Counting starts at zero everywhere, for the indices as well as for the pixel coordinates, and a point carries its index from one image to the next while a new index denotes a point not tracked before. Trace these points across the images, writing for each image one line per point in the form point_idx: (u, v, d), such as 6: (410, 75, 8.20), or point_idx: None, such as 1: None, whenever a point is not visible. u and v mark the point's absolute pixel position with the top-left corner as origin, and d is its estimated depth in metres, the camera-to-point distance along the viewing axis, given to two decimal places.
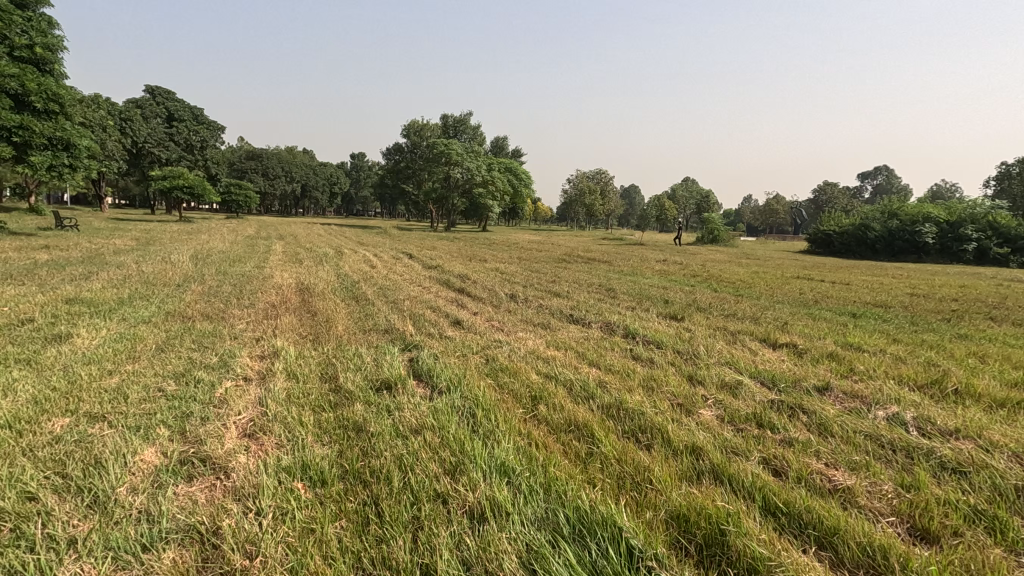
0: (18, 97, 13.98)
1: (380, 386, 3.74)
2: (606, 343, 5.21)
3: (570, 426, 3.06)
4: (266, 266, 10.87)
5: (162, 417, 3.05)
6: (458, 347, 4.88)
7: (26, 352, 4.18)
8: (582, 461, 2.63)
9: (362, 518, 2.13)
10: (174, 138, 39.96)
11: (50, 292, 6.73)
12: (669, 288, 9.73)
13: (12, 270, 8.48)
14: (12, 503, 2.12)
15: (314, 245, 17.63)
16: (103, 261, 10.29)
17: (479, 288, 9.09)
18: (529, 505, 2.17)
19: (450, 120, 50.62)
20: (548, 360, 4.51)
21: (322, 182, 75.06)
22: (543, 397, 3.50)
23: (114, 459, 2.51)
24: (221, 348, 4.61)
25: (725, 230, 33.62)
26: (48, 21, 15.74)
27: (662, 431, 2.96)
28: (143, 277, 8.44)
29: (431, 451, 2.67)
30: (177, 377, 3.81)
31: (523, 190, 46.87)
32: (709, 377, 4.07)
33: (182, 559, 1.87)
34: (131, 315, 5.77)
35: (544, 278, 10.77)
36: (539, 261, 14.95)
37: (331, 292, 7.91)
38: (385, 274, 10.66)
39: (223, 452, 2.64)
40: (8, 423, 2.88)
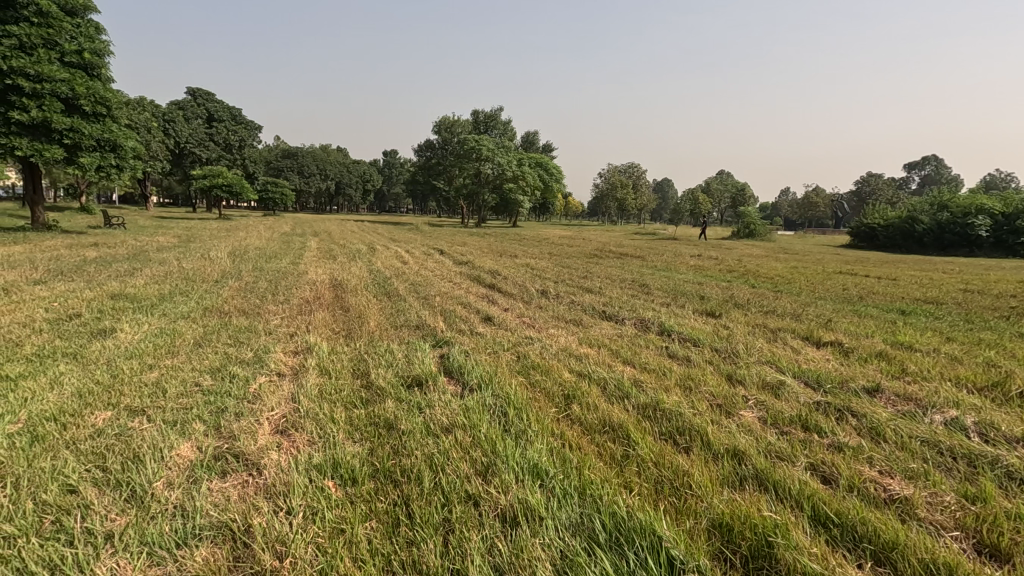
0: (68, 101, 14.59)
1: (411, 382, 3.72)
2: (640, 340, 5.09)
3: (605, 426, 2.96)
4: (301, 262, 11.09)
5: (198, 412, 3.08)
6: (489, 343, 4.84)
7: (72, 346, 4.32)
8: (617, 462, 2.54)
9: (393, 519, 2.09)
10: (214, 138, 41.30)
11: (98, 288, 7.00)
12: (704, 284, 9.49)
13: (63, 267, 8.87)
14: (53, 496, 2.15)
15: (348, 242, 17.91)
16: (146, 258, 10.65)
17: (510, 283, 9.04)
18: (563, 510, 2.09)
19: (481, 116, 50.71)
20: (581, 358, 4.41)
21: (355, 179, 76.32)
22: (576, 396, 3.41)
23: (151, 453, 2.54)
24: (256, 343, 4.67)
25: (762, 223, 32.74)
26: (97, 26, 16.33)
27: (701, 433, 2.84)
28: (184, 273, 8.71)
29: (462, 451, 2.62)
30: (213, 372, 3.87)
31: (554, 185, 46.62)
32: (749, 376, 3.91)
33: (215, 557, 1.85)
34: (172, 310, 5.93)
35: (576, 274, 10.65)
36: (570, 256, 14.83)
37: (364, 288, 7.99)
38: (417, 270, 10.73)
39: (256, 449, 2.65)
40: (54, 416, 2.96)
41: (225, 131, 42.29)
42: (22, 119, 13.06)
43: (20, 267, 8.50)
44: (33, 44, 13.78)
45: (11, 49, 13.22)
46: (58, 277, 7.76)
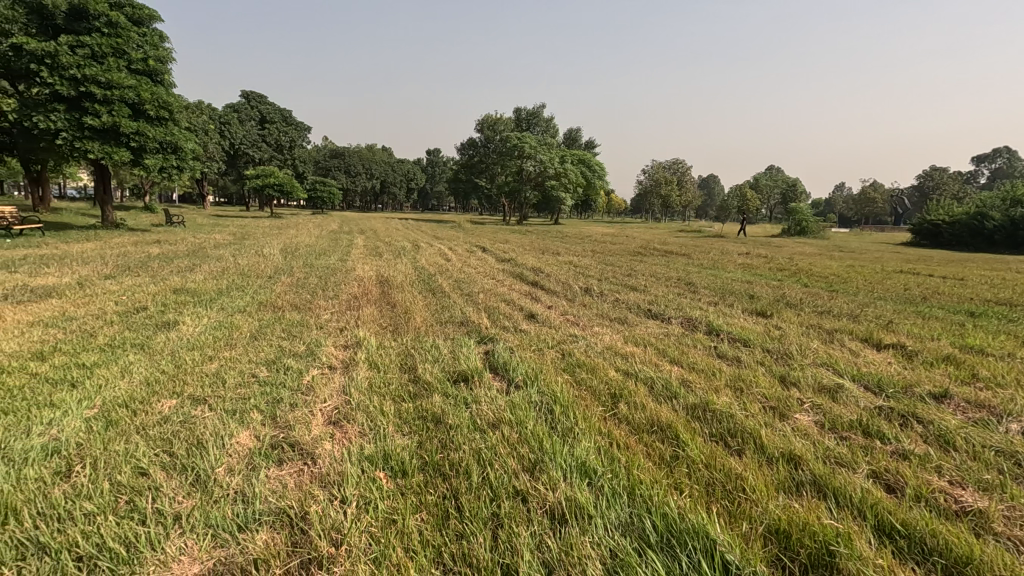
0: (135, 106, 15.40)
1: (457, 377, 3.76)
2: (688, 339, 4.98)
3: (653, 426, 2.92)
4: (348, 259, 11.38)
5: (255, 402, 3.21)
6: (533, 341, 4.83)
7: (141, 337, 4.58)
8: (666, 463, 2.49)
9: (442, 512, 2.12)
10: (266, 139, 42.96)
11: (161, 283, 7.38)
12: (754, 283, 9.19)
13: (130, 262, 9.41)
14: (126, 478, 2.29)
15: (393, 240, 18.25)
16: (205, 254, 11.17)
17: (553, 281, 9.00)
18: (612, 509, 2.07)
19: (524, 113, 50.75)
20: (627, 356, 4.35)
21: (399, 178, 77.71)
22: (622, 395, 3.36)
23: (213, 440, 2.67)
24: (309, 336, 4.83)
25: (815, 220, 31.43)
26: (161, 35, 17.23)
27: (754, 436, 2.75)
28: (239, 269, 9.08)
29: (509, 447, 2.63)
30: (268, 364, 4.03)
31: (596, 182, 46.18)
32: (804, 378, 3.76)
33: (274, 542, 1.92)
34: (229, 304, 6.20)
35: (620, 272, 10.51)
36: (613, 254, 14.64)
37: (409, 285, 8.12)
38: (460, 267, 10.85)
39: (310, 439, 2.74)
40: (125, 403, 3.15)
41: (276, 133, 43.85)
42: (94, 124, 13.90)
43: (93, 263, 9.09)
44: (103, 53, 14.60)
45: (83, 58, 14.05)
46: (127, 272, 8.25)
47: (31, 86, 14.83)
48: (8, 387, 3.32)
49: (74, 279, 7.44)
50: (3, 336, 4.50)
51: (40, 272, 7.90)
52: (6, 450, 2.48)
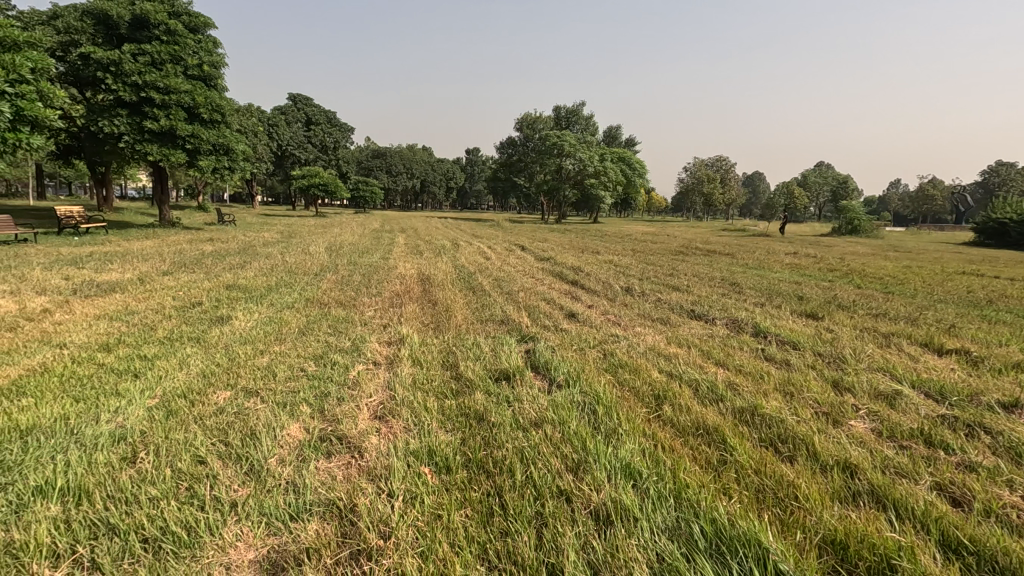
0: (191, 110, 16.06)
1: (499, 376, 3.77)
2: (733, 341, 4.86)
3: (699, 429, 2.85)
4: (390, 257, 11.62)
5: (304, 395, 3.31)
6: (575, 340, 4.80)
7: (197, 331, 4.80)
8: (713, 467, 2.43)
9: (487, 508, 2.13)
10: (312, 140, 44.29)
11: (215, 279, 7.71)
12: (803, 284, 8.89)
13: (186, 259, 9.88)
14: (187, 466, 2.40)
15: (433, 238, 18.44)
16: (255, 251, 11.61)
17: (593, 280, 8.93)
18: (658, 512, 2.03)
19: (563, 111, 50.56)
20: (670, 357, 4.27)
21: (439, 177, 78.63)
22: (667, 397, 3.30)
23: (266, 431, 2.77)
24: (354, 332, 4.95)
25: (868, 219, 30.11)
26: (215, 41, 17.95)
27: (807, 442, 2.65)
28: (287, 266, 9.38)
29: (552, 446, 2.62)
30: (316, 358, 4.15)
31: (636, 180, 45.48)
32: (859, 384, 3.60)
33: (325, 532, 1.98)
34: (278, 300, 6.42)
35: (662, 271, 10.33)
36: (654, 253, 14.40)
37: (450, 283, 8.21)
38: (500, 265, 10.89)
39: (357, 433, 2.81)
40: (184, 393, 3.30)
41: (321, 134, 45.10)
42: (153, 127, 14.62)
43: (152, 259, 9.60)
44: (163, 60, 15.32)
45: (144, 65, 14.80)
46: (183, 268, 8.66)
47: (98, 93, 15.75)
48: (78, 376, 3.53)
49: (135, 275, 7.85)
50: (73, 327, 4.80)
51: (105, 268, 8.38)
52: (78, 435, 2.65)
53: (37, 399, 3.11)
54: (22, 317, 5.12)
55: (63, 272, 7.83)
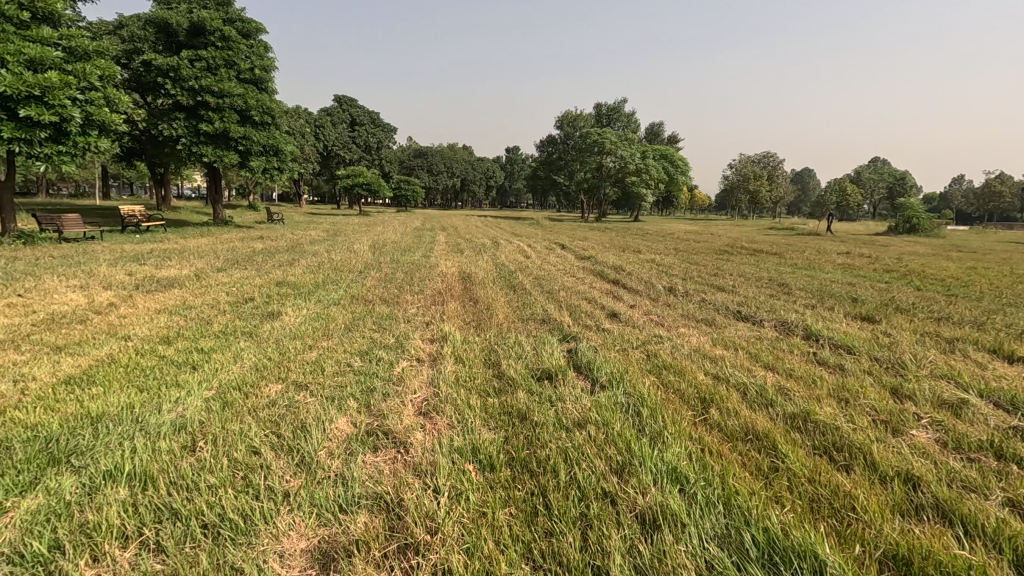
0: (243, 112, 16.65)
1: (541, 375, 3.77)
2: (782, 343, 4.70)
3: (748, 434, 2.77)
4: (431, 255, 11.78)
5: (352, 390, 3.39)
6: (617, 340, 4.75)
7: (250, 326, 4.99)
8: (764, 475, 2.35)
9: (531, 507, 2.13)
10: (356, 141, 45.38)
11: (266, 276, 8.00)
12: (857, 285, 8.52)
13: (238, 256, 10.26)
14: (242, 456, 2.49)
15: (473, 237, 18.55)
16: (302, 249, 12.01)
17: (635, 280, 8.80)
18: (706, 518, 1.98)
19: (604, 109, 50.02)
20: (716, 360, 4.17)
21: (478, 175, 79.08)
22: (714, 400, 3.22)
23: (316, 424, 2.85)
24: (397, 329, 5.05)
25: (928, 217, 28.54)
26: (266, 46, 18.57)
27: (864, 452, 2.54)
28: (332, 264, 9.63)
29: (596, 447, 2.60)
30: (362, 354, 4.25)
31: (679, 177, 44.51)
32: (920, 392, 3.42)
33: (373, 525, 2.02)
34: (325, 296, 6.60)
35: (706, 271, 10.10)
36: (696, 253, 14.07)
37: (490, 281, 8.24)
38: (539, 264, 10.86)
39: (402, 428, 2.86)
40: (239, 385, 3.44)
41: (365, 134, 46.13)
42: (208, 130, 15.28)
43: (207, 256, 10.03)
44: (217, 65, 15.97)
45: (200, 71, 15.49)
46: (236, 265, 9.02)
47: (158, 98, 16.59)
48: (141, 367, 3.73)
49: (192, 271, 8.23)
50: (136, 321, 5.07)
51: (164, 264, 8.82)
52: (143, 423, 2.80)
53: (106, 388, 3.31)
54: (91, 310, 5.43)
55: (127, 267, 8.28)
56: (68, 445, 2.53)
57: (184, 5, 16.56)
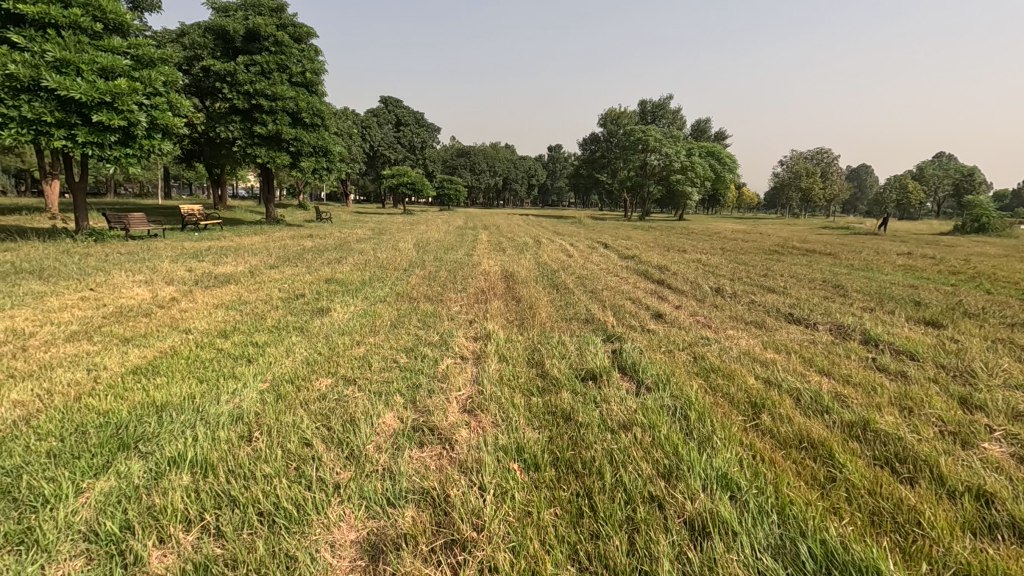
0: (295, 115, 17.21)
1: (585, 375, 3.74)
2: (838, 348, 4.50)
3: (803, 442, 2.66)
4: (474, 254, 11.86)
5: (398, 386, 3.46)
6: (662, 341, 4.66)
7: (301, 321, 5.17)
8: (820, 485, 2.25)
9: (577, 508, 2.12)
10: (401, 141, 46.28)
11: (315, 273, 8.26)
12: (920, 287, 8.06)
13: (289, 254, 10.62)
14: (296, 447, 2.58)
15: (514, 235, 18.55)
16: (349, 247, 12.34)
17: (680, 280, 8.63)
18: (759, 528, 1.92)
19: (649, 106, 49.14)
20: (767, 364, 4.03)
21: (520, 174, 79.15)
22: (766, 405, 3.11)
23: (364, 418, 2.92)
24: (442, 327, 5.11)
25: (999, 216, 26.74)
26: (316, 50, 19.11)
27: (931, 464, 2.40)
28: (378, 262, 9.84)
29: (642, 450, 2.56)
30: (407, 351, 4.32)
31: (726, 175, 43.26)
32: (993, 402, 3.20)
33: (420, 520, 2.05)
34: (371, 293, 6.76)
35: (756, 271, 9.78)
36: (746, 253, 13.63)
37: (533, 280, 8.23)
38: (582, 263, 10.78)
39: (447, 425, 2.90)
40: (292, 378, 3.56)
41: (410, 134, 46.94)
42: (262, 132, 15.90)
43: (261, 254, 10.41)
44: (271, 69, 16.54)
45: (255, 75, 16.12)
46: (287, 262, 9.33)
47: (216, 102, 17.36)
48: (201, 359, 3.91)
49: (246, 267, 8.59)
50: (196, 315, 5.31)
51: (221, 261, 9.21)
52: (203, 412, 2.94)
53: (169, 378, 3.49)
54: (156, 304, 5.75)
55: (187, 264, 8.71)
56: (137, 431, 2.69)
57: (241, 12, 17.26)
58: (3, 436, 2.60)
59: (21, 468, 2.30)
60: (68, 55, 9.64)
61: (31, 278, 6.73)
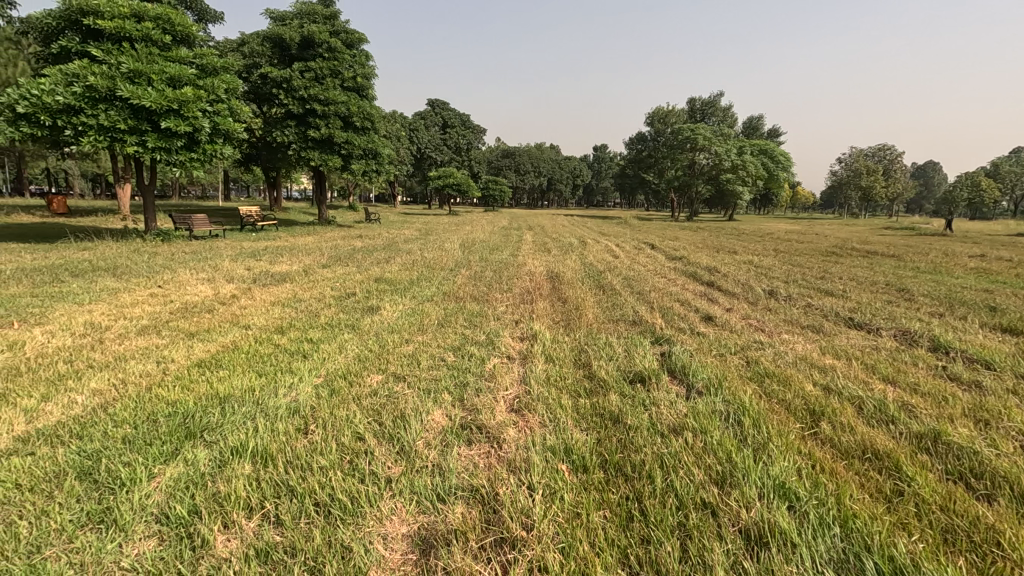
0: (347, 119, 17.72)
1: (633, 377, 3.69)
2: (904, 355, 4.26)
3: (866, 452, 2.54)
4: (520, 254, 11.88)
5: (446, 384, 3.51)
6: (714, 345, 4.54)
7: (352, 319, 5.32)
8: (886, 499, 2.14)
9: (627, 512, 2.09)
10: (447, 143, 46.99)
11: (365, 272, 8.48)
12: (995, 292, 7.52)
13: (341, 254, 10.96)
14: (349, 441, 2.66)
15: (560, 236, 18.47)
16: (397, 247, 12.62)
17: (731, 282, 8.37)
18: (820, 540, 1.84)
19: (698, 103, 48.00)
20: (825, 370, 3.86)
21: (564, 174, 78.72)
22: (825, 414, 2.98)
23: (414, 415, 2.97)
24: (489, 326, 5.14)
25: None
26: (367, 55, 19.62)
27: (1011, 481, 2.23)
28: (426, 262, 10.01)
29: (694, 455, 2.50)
30: (454, 350, 4.38)
31: (779, 174, 41.68)
32: None
33: (470, 517, 2.08)
34: (419, 293, 6.88)
35: (812, 273, 9.38)
36: (802, 254, 13.11)
37: (579, 280, 8.18)
38: (629, 264, 10.63)
39: (495, 423, 2.92)
40: (344, 374, 3.67)
41: (456, 136, 47.56)
42: (315, 135, 16.47)
43: (314, 253, 10.76)
44: (324, 75, 17.11)
45: (310, 81, 16.71)
46: (339, 262, 9.62)
47: (273, 107, 18.10)
48: (260, 354, 4.09)
49: (301, 266, 8.91)
50: (255, 312, 5.55)
51: (277, 261, 9.57)
52: (263, 405, 3.07)
53: (231, 371, 3.66)
54: (218, 301, 6.04)
55: (246, 263, 9.11)
56: (202, 421, 2.83)
57: (297, 20, 17.92)
58: (85, 421, 2.80)
59: (100, 452, 2.47)
60: (140, 66, 10.28)
61: (106, 275, 7.22)
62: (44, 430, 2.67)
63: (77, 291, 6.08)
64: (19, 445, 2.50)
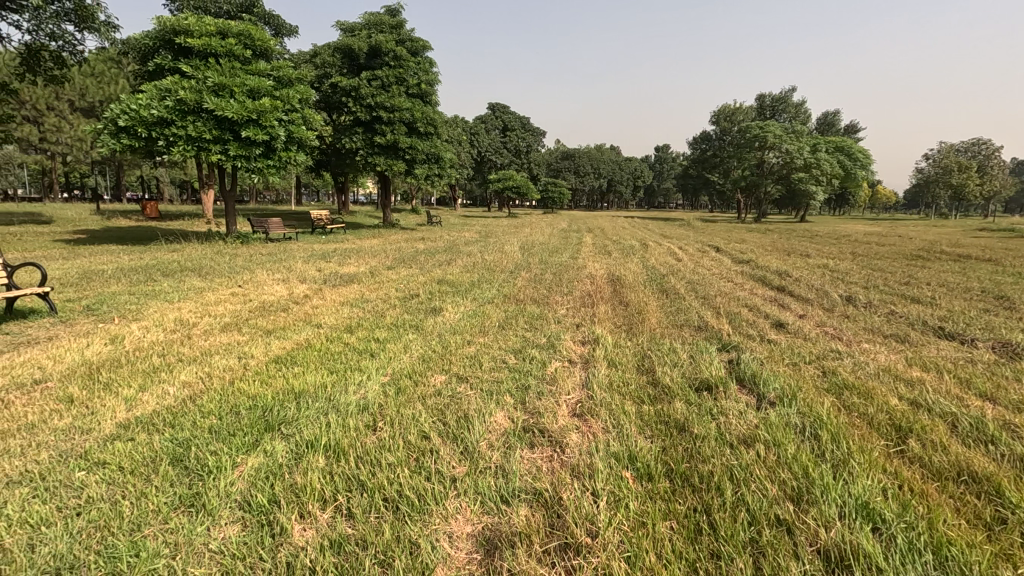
0: (411, 124, 18.23)
1: (699, 385, 3.57)
2: (1005, 370, 3.89)
3: (961, 474, 2.34)
4: (580, 256, 11.82)
5: (508, 386, 3.54)
6: (786, 353, 4.33)
7: (416, 320, 5.45)
8: (985, 526, 1.96)
9: (695, 524, 2.03)
10: (507, 146, 47.41)
11: (427, 274, 8.69)
12: None
13: (405, 256, 11.28)
14: (415, 439, 2.73)
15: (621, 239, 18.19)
16: (458, 249, 12.87)
17: (804, 287, 7.95)
18: (909, 567, 1.72)
19: (767, 99, 46.02)
20: (912, 383, 3.59)
21: (625, 175, 77.44)
22: (913, 430, 2.77)
23: (477, 417, 3.01)
24: (549, 330, 5.13)
25: None
26: (431, 62, 20.10)
27: None
28: (486, 264, 10.13)
29: (767, 468, 2.39)
30: (515, 352, 4.40)
31: (858, 173, 39.20)
32: None
33: (534, 520, 2.08)
34: (480, 295, 6.97)
35: (895, 279, 8.74)
36: (884, 258, 12.24)
37: (640, 284, 8.03)
38: (693, 267, 10.33)
39: (558, 428, 2.91)
40: (409, 374, 3.77)
41: (516, 139, 47.86)
42: (381, 141, 17.05)
43: (379, 256, 11.15)
44: (390, 83, 17.68)
45: (376, 89, 17.31)
46: (402, 264, 9.91)
47: (342, 115, 18.89)
48: (331, 352, 4.27)
49: (366, 268, 9.24)
50: (326, 311, 5.81)
51: (344, 262, 9.96)
52: (334, 401, 3.21)
53: (304, 368, 3.85)
54: (291, 300, 6.37)
55: (316, 264, 9.55)
56: (280, 414, 3.00)
57: (365, 31, 18.63)
58: (176, 411, 3.02)
59: (189, 441, 2.66)
60: (223, 79, 11.02)
61: (192, 275, 7.78)
62: (142, 418, 2.91)
63: (168, 290, 6.58)
64: (121, 431, 2.73)
